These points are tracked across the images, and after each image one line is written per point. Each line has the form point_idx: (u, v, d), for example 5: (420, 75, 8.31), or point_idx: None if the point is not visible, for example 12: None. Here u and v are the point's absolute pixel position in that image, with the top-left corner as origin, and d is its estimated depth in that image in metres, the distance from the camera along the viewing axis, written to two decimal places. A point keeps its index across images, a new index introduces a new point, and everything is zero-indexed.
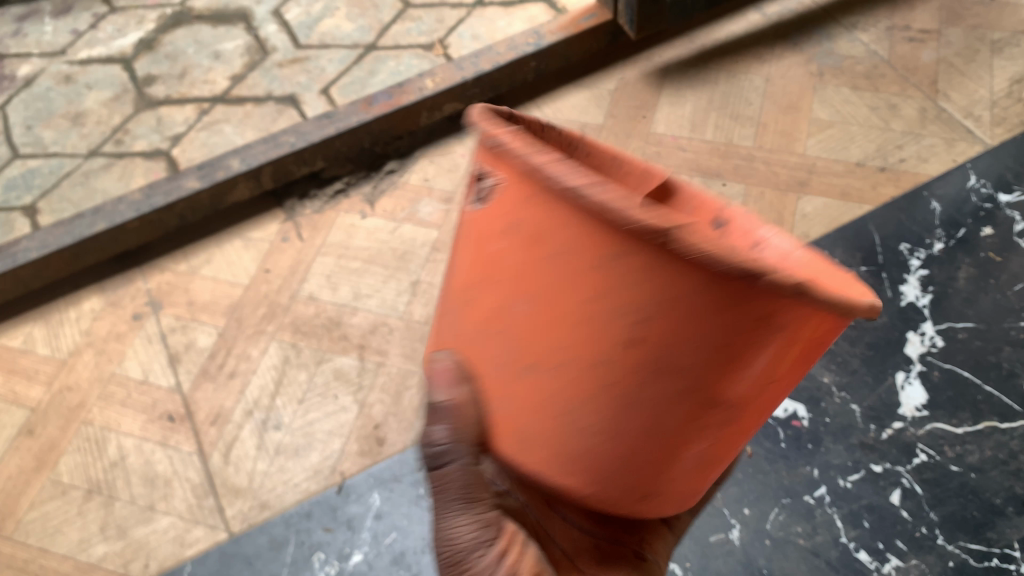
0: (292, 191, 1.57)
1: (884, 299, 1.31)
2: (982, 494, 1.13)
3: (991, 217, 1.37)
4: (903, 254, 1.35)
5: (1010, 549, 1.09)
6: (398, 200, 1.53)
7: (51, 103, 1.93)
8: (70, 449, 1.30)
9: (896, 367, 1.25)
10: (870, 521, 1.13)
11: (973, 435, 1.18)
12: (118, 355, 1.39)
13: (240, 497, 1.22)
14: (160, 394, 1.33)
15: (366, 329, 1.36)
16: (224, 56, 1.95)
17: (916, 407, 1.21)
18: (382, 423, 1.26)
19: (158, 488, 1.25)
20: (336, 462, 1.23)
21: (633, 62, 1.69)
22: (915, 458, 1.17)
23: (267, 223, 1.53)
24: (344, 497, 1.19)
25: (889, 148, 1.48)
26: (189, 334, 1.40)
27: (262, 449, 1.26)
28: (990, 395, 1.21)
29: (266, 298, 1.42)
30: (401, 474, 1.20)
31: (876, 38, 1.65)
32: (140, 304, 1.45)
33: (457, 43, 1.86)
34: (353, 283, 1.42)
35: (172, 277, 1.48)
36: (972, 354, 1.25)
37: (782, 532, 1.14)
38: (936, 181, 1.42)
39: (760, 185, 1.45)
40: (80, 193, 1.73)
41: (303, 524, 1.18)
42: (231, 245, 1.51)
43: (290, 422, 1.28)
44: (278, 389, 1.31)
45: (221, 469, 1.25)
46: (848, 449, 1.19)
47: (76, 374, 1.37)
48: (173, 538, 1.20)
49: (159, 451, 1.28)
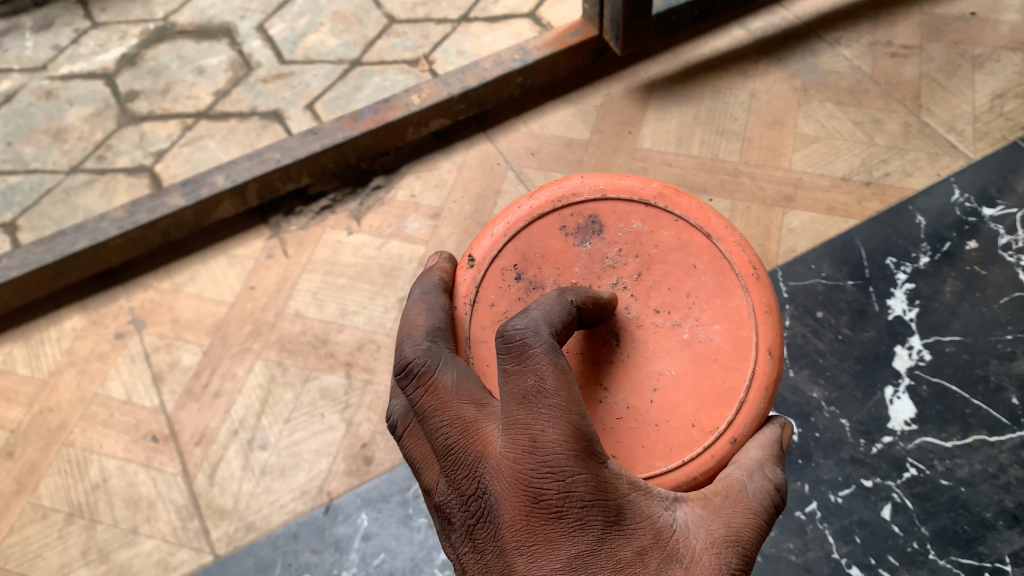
0: (278, 208, 1.55)
1: (872, 313, 1.31)
2: (973, 508, 1.13)
3: (975, 231, 1.38)
4: (889, 268, 1.35)
5: (1001, 563, 1.10)
6: (385, 216, 1.52)
7: (32, 118, 1.90)
8: (51, 471, 1.28)
9: (884, 382, 1.25)
10: (862, 537, 1.13)
11: (962, 449, 1.18)
12: (101, 374, 1.36)
13: (226, 519, 1.20)
14: (144, 414, 1.32)
15: (353, 346, 1.35)
16: (208, 71, 1.94)
17: (905, 421, 1.21)
18: (369, 442, 1.24)
19: (142, 510, 1.23)
20: (324, 482, 1.22)
21: (618, 77, 1.69)
22: (905, 472, 1.17)
23: (251, 241, 1.51)
24: (332, 518, 1.18)
25: (874, 162, 1.49)
26: (173, 353, 1.38)
27: (247, 470, 1.24)
28: (979, 409, 1.21)
29: (251, 316, 1.40)
30: (389, 494, 1.19)
31: (859, 53, 1.66)
32: (123, 323, 1.43)
33: (443, 59, 1.86)
34: (340, 300, 1.41)
35: (156, 295, 1.46)
36: (960, 367, 1.24)
37: (773, 549, 1.13)
38: (921, 196, 1.43)
39: (745, 201, 1.46)
40: (61, 210, 1.72)
41: (290, 545, 1.17)
42: (215, 262, 1.49)
43: (275, 442, 1.26)
44: (264, 409, 1.29)
45: (206, 490, 1.23)
46: (839, 464, 1.18)
47: (57, 394, 1.35)
48: (157, 561, 1.18)
49: (143, 472, 1.26)
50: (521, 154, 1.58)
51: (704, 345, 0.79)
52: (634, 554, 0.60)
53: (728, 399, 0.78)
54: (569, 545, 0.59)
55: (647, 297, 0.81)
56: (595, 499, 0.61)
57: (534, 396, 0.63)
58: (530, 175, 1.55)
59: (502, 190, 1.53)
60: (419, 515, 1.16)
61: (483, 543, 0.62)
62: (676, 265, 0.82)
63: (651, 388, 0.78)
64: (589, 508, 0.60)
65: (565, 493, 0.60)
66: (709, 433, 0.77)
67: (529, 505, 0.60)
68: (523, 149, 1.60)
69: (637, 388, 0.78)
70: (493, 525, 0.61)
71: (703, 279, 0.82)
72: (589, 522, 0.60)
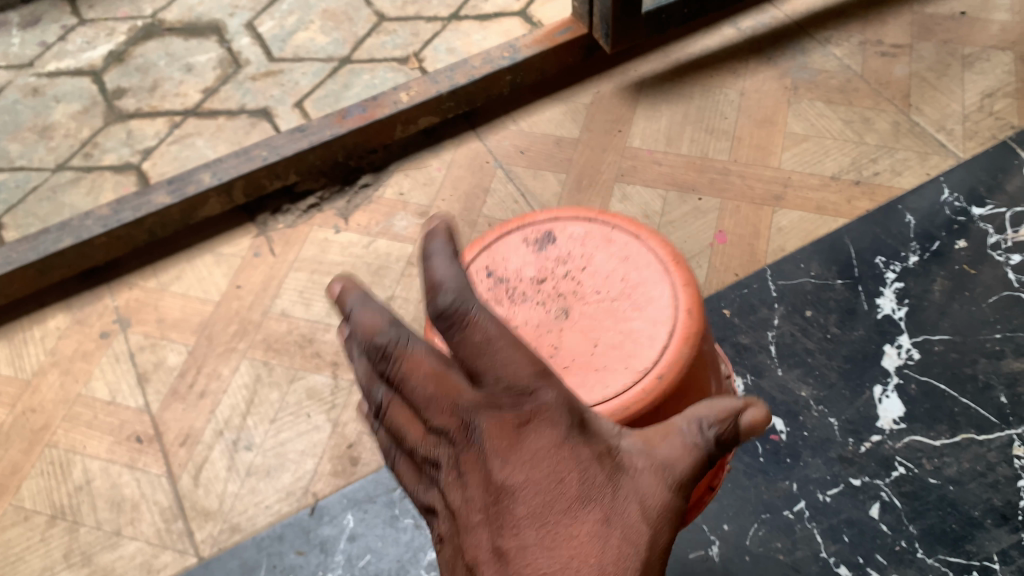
0: (265, 206, 1.54)
1: (861, 312, 1.31)
2: (961, 507, 1.13)
3: (964, 230, 1.37)
4: (878, 267, 1.35)
5: (989, 562, 1.09)
6: (373, 214, 1.51)
7: (18, 116, 1.89)
8: (33, 473, 1.26)
9: (873, 381, 1.24)
10: (850, 536, 1.12)
11: (950, 447, 1.17)
12: (85, 374, 1.35)
13: (211, 520, 1.19)
14: (128, 415, 1.30)
15: (340, 346, 1.34)
16: (196, 69, 1.92)
17: (894, 420, 1.20)
18: (356, 442, 1.23)
19: (125, 512, 1.21)
20: (310, 482, 1.21)
21: (608, 75, 1.69)
22: (894, 471, 1.16)
23: (239, 239, 1.50)
24: (318, 518, 1.17)
25: (864, 161, 1.49)
26: (159, 353, 1.37)
27: (233, 470, 1.23)
28: (967, 408, 1.20)
29: (237, 315, 1.39)
30: (375, 494, 1.18)
31: (849, 52, 1.66)
32: (108, 322, 1.42)
33: (432, 57, 1.85)
34: (327, 299, 1.40)
35: (142, 293, 1.45)
36: (948, 366, 1.24)
37: (761, 549, 1.12)
38: (910, 195, 1.43)
39: (734, 200, 1.46)
40: (46, 208, 1.70)
41: (276, 546, 1.16)
42: (202, 261, 1.48)
43: (261, 442, 1.25)
44: (249, 409, 1.28)
45: (191, 491, 1.22)
46: (827, 463, 1.18)
47: (40, 395, 1.33)
48: (140, 563, 1.17)
49: (127, 473, 1.25)
50: (510, 153, 1.58)
51: (636, 321, 0.84)
52: (598, 454, 0.58)
53: (653, 356, 0.82)
54: (543, 455, 0.57)
55: (587, 282, 0.86)
56: (559, 404, 0.58)
57: (485, 343, 0.56)
58: (519, 173, 1.54)
59: (491, 189, 1.52)
60: (405, 516, 1.16)
61: (467, 465, 0.58)
62: (614, 263, 0.88)
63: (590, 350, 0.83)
64: (557, 411, 0.57)
65: (529, 403, 0.57)
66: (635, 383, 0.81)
67: (495, 423, 0.57)
68: (512, 147, 1.59)
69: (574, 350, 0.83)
70: (465, 460, 0.58)
71: (637, 272, 0.87)
72: (555, 424, 0.57)
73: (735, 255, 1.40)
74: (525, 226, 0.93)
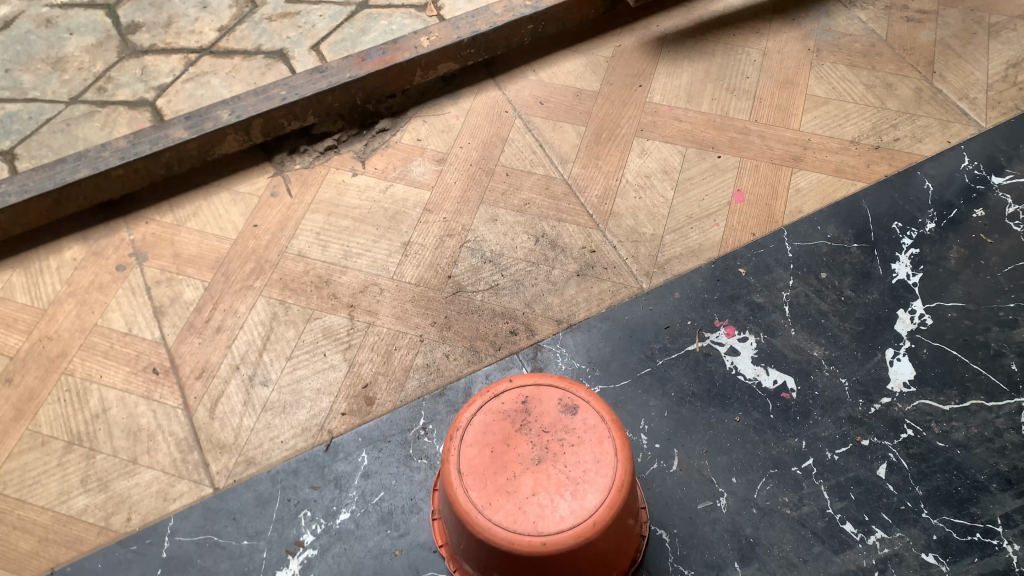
0: (282, 146, 1.53)
1: (875, 276, 1.32)
2: (967, 470, 1.15)
3: (983, 198, 1.38)
4: (895, 232, 1.36)
5: (992, 524, 1.10)
6: (390, 159, 1.51)
7: (31, 46, 1.86)
8: (50, 400, 1.26)
9: (885, 344, 1.25)
10: (856, 494, 1.13)
11: (959, 412, 1.19)
12: (101, 306, 1.36)
13: (227, 452, 1.20)
14: (144, 347, 1.31)
15: (356, 289, 1.35)
16: (211, 7, 1.90)
17: (904, 383, 1.22)
18: (371, 383, 1.25)
19: (142, 441, 1.22)
20: (325, 420, 1.22)
21: (630, 30, 1.67)
22: (902, 433, 1.18)
23: (255, 177, 1.50)
24: (333, 455, 1.19)
25: (885, 127, 1.49)
26: (175, 287, 1.37)
27: (248, 405, 1.24)
28: (978, 374, 1.22)
29: (254, 254, 1.40)
30: (390, 434, 1.20)
31: (875, 16, 1.65)
32: (124, 255, 1.42)
33: (451, 6, 1.85)
34: (343, 242, 1.41)
35: (158, 228, 1.45)
36: (961, 333, 1.25)
37: (768, 502, 1.13)
38: (930, 162, 1.43)
39: (753, 159, 1.46)
40: (60, 140, 1.69)
41: (290, 479, 1.17)
42: (218, 198, 1.48)
43: (277, 378, 1.26)
44: (266, 346, 1.29)
45: (207, 424, 1.23)
46: (837, 423, 1.19)
47: (57, 323, 1.34)
48: (156, 492, 1.18)
49: (143, 404, 1.25)
50: (529, 103, 1.57)
51: (562, 496, 0.93)
52: None
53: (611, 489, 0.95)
54: None
55: (594, 449, 0.96)
56: None
57: None
58: (538, 124, 1.54)
59: (509, 139, 1.52)
60: (420, 456, 1.18)
61: None
62: (583, 450, 0.96)
63: (574, 441, 0.97)
64: None
65: None
66: (584, 490, 0.93)
67: None
68: (532, 98, 1.58)
69: (569, 423, 0.98)
70: None
71: (589, 498, 0.93)
72: None
73: (753, 213, 1.40)
74: (577, 390, 1.01)
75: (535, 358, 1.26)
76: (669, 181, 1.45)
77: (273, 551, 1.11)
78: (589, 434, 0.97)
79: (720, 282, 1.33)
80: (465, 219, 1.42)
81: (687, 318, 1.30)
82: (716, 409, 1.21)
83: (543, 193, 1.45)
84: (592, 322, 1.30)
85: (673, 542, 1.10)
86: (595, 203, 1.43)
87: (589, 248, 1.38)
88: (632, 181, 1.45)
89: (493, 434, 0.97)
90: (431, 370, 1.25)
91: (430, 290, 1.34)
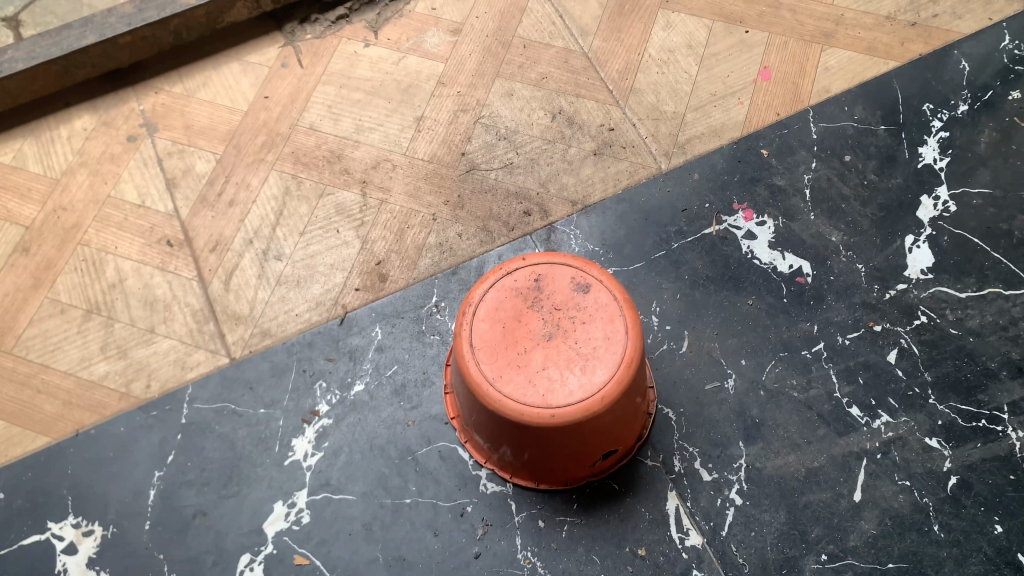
0: (293, 14, 1.48)
1: (901, 160, 1.28)
2: (978, 358, 1.14)
3: (1021, 80, 1.32)
4: (925, 115, 1.31)
5: (998, 412, 1.11)
6: (403, 29, 1.46)
7: None
8: (67, 269, 1.27)
9: (906, 231, 1.23)
10: (865, 378, 1.14)
11: (976, 300, 1.18)
12: (114, 177, 1.34)
13: (242, 324, 1.22)
14: (158, 219, 1.31)
15: (369, 164, 1.33)
16: None
17: (922, 270, 1.20)
18: (384, 259, 1.24)
19: (158, 311, 1.24)
20: (338, 295, 1.22)
21: None
22: (915, 319, 1.17)
23: (265, 47, 1.46)
24: (347, 329, 1.20)
25: (923, 2, 1.42)
26: (186, 160, 1.35)
27: (263, 279, 1.25)
28: (998, 262, 1.20)
29: (265, 127, 1.37)
30: (403, 311, 1.21)
31: None
32: (134, 126, 1.39)
33: None
34: (356, 115, 1.38)
35: (168, 98, 1.41)
36: (985, 220, 1.23)
37: (776, 384, 1.14)
38: (968, 40, 1.37)
39: (782, 35, 1.40)
40: (64, 6, 1.63)
41: (305, 352, 1.19)
42: (228, 68, 1.44)
43: (291, 253, 1.26)
44: (278, 221, 1.29)
45: (221, 296, 1.24)
46: (850, 307, 1.18)
47: (70, 194, 1.33)
48: (174, 361, 1.20)
49: (159, 275, 1.26)
50: None
51: (571, 370, 0.94)
52: None
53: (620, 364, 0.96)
54: None
55: (606, 326, 0.96)
56: None
57: None
58: None
59: (527, 9, 1.46)
60: (432, 332, 1.19)
61: None
62: (595, 326, 0.96)
63: (585, 316, 0.97)
64: None
65: None
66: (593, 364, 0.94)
67: None
68: None
69: (580, 299, 0.98)
70: None
71: (597, 374, 0.94)
72: None
73: (779, 92, 1.35)
74: (589, 268, 1.01)
75: (548, 240, 1.25)
76: (693, 57, 1.40)
77: (289, 420, 1.14)
78: (599, 310, 0.97)
79: (740, 163, 1.30)
80: (480, 93, 1.38)
81: (704, 201, 1.27)
82: (729, 292, 1.20)
83: (562, 68, 1.40)
84: (608, 203, 1.28)
85: (680, 421, 1.12)
86: (615, 79, 1.39)
87: (608, 126, 1.34)
88: (655, 56, 1.40)
89: (505, 307, 0.98)
90: (444, 249, 1.25)
91: (443, 167, 1.32)
